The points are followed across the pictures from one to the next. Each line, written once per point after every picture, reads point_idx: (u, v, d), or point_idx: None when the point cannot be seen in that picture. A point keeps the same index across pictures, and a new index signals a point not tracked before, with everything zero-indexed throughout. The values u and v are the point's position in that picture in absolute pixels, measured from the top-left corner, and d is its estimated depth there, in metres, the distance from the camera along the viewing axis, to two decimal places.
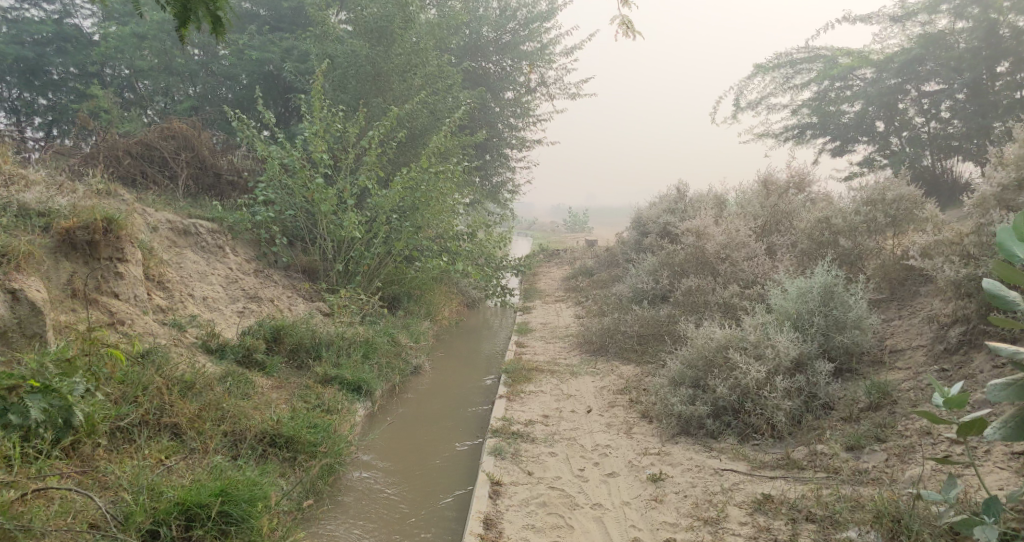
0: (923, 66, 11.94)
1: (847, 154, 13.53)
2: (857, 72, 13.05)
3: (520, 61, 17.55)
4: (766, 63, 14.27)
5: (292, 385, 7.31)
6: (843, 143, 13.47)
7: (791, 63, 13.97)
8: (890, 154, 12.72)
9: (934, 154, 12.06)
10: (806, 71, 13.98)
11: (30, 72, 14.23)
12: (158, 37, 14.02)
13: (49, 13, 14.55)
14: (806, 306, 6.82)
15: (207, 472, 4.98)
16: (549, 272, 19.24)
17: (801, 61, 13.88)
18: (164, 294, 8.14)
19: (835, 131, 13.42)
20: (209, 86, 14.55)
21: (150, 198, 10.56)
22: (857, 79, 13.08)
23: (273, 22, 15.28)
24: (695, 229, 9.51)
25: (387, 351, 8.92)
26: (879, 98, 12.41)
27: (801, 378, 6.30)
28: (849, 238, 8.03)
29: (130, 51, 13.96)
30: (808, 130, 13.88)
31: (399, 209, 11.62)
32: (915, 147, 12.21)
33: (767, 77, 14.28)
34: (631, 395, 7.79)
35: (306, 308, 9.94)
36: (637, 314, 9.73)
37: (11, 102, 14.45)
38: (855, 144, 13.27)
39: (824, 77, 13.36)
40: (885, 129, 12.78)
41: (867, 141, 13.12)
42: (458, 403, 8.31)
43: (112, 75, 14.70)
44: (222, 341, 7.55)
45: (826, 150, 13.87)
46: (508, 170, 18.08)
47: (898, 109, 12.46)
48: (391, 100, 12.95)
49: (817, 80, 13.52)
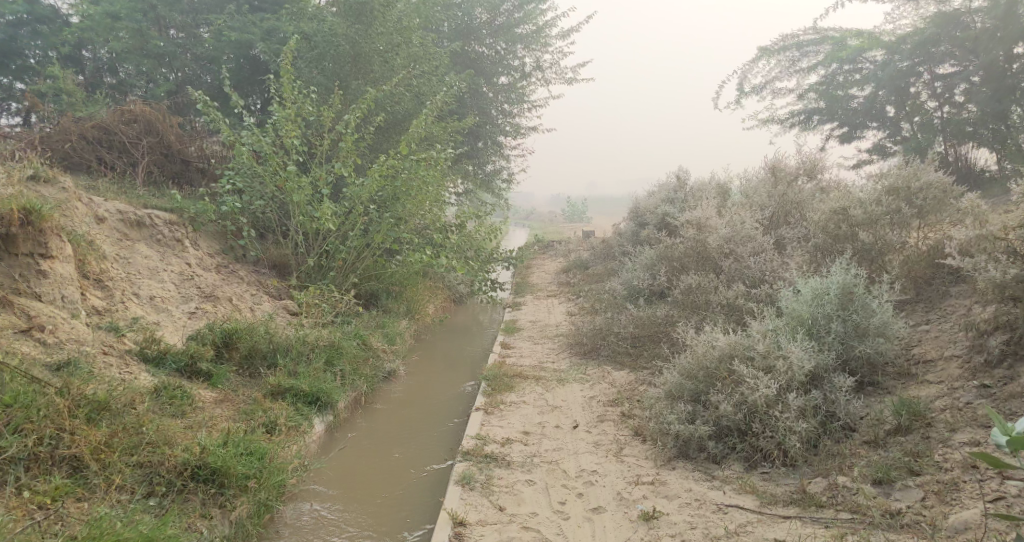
0: (937, 47, 11.00)
1: (856, 141, 12.61)
2: (868, 54, 12.09)
3: (514, 44, 16.52)
4: (772, 45, 13.33)
5: (238, 399, 6.46)
6: (851, 130, 12.55)
7: (798, 45, 13.00)
8: (901, 141, 11.83)
9: (947, 140, 11.18)
10: (814, 54, 13.01)
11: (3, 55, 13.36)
12: (133, 18, 13.18)
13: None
14: (822, 310, 5.96)
15: (89, 527, 4.19)
16: (544, 264, 18.39)
17: (808, 44, 12.92)
18: (103, 293, 7.27)
19: (843, 117, 12.50)
20: (189, 70, 13.63)
21: (104, 188, 9.68)
22: (868, 61, 12.12)
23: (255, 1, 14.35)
24: (696, 221, 8.64)
25: (355, 356, 8.05)
26: (890, 82, 11.51)
27: (817, 396, 5.45)
28: (869, 231, 7.07)
29: (103, 31, 13.14)
30: (815, 116, 12.97)
31: (377, 199, 10.71)
32: (926, 133, 11.36)
33: (772, 61, 13.34)
34: (624, 409, 6.97)
35: (271, 307, 9.08)
36: (631, 313, 8.92)
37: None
38: (863, 130, 12.36)
39: (833, 59, 12.43)
40: (895, 114, 11.87)
41: (877, 127, 12.23)
42: (432, 415, 7.51)
43: (88, 56, 13.84)
44: (163, 348, 6.71)
45: (834, 137, 12.96)
46: (502, 158, 17.21)
47: (909, 93, 11.56)
48: (369, 82, 11.99)
49: (825, 63, 12.59)
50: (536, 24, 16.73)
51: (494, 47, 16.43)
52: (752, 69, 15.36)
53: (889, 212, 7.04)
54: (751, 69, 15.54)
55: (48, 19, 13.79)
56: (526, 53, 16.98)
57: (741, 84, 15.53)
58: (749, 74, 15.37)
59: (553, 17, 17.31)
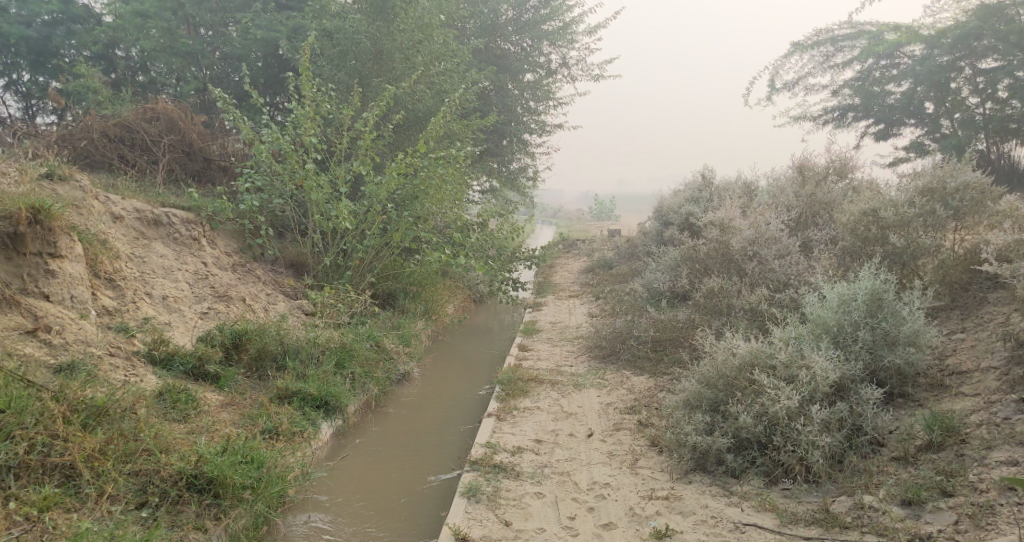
0: (979, 41, 10.57)
1: (892, 139, 12.20)
2: (906, 49, 11.69)
3: (540, 41, 16.25)
4: (805, 41, 12.94)
5: (245, 403, 6.35)
6: (888, 127, 12.14)
7: (832, 40, 12.58)
8: (940, 138, 11.42)
9: (987, 138, 10.75)
10: (849, 49, 12.59)
11: (38, 54, 13.42)
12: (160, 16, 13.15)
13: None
14: (848, 317, 5.66)
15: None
16: (568, 264, 18.17)
17: (843, 38, 12.49)
18: (115, 293, 7.13)
19: (879, 114, 12.08)
20: (214, 68, 13.63)
21: (123, 186, 9.62)
22: (906, 56, 11.72)
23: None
24: (719, 222, 8.37)
25: (367, 359, 7.92)
26: (928, 77, 11.10)
27: (842, 409, 5.16)
28: (901, 234, 6.75)
29: (130, 30, 13.12)
30: (849, 113, 12.56)
31: (395, 198, 10.49)
32: (967, 131, 10.92)
33: (805, 56, 12.96)
34: (641, 417, 6.74)
35: (286, 307, 8.98)
36: (651, 317, 8.66)
37: (21, 88, 13.62)
38: (901, 128, 11.94)
39: (869, 54, 12.01)
40: (934, 111, 11.44)
41: (915, 124, 11.81)
42: (443, 418, 7.38)
43: (119, 55, 13.87)
44: (171, 349, 6.63)
45: (869, 135, 12.55)
46: (528, 156, 17.02)
47: (949, 89, 11.12)
48: (390, 80, 11.82)
49: (860, 58, 12.17)
50: (562, 21, 16.44)
51: (519, 44, 16.18)
52: (784, 65, 14.97)
53: (922, 213, 6.71)
54: (783, 64, 15.17)
55: (82, 19, 13.88)
56: (552, 49, 16.73)
57: (773, 80, 15.16)
58: (781, 70, 14.99)
59: (580, 13, 17.02)
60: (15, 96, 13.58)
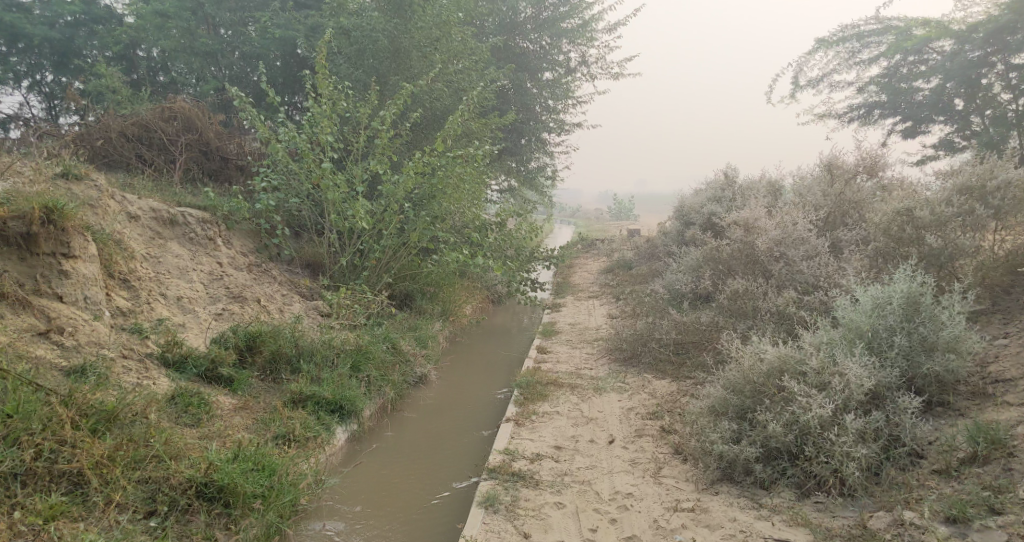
0: (1013, 35, 10.25)
1: (920, 137, 11.86)
2: (935, 44, 11.27)
3: (559, 39, 16.02)
4: (830, 37, 12.62)
5: (257, 407, 6.22)
6: (915, 124, 11.81)
7: (859, 36, 12.24)
8: (970, 136, 11.11)
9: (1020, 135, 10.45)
10: (875, 45, 12.24)
11: (61, 54, 13.47)
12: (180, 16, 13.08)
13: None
14: (884, 322, 5.43)
15: None
16: (587, 264, 17.97)
17: (870, 34, 12.15)
18: (129, 294, 7.02)
19: (907, 111, 11.76)
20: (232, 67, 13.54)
21: (139, 185, 9.54)
22: (935, 52, 11.30)
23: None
24: (743, 222, 8.14)
25: (383, 361, 7.77)
26: (959, 73, 10.80)
27: (878, 418, 4.95)
28: (938, 235, 6.52)
29: (150, 30, 13.09)
30: (876, 110, 12.24)
31: (413, 197, 10.34)
32: (1000, 128, 10.61)
33: (830, 52, 12.66)
34: (665, 424, 6.56)
35: (301, 308, 8.86)
36: (674, 319, 8.44)
37: (44, 88, 13.68)
38: (929, 125, 11.60)
39: (896, 50, 11.65)
40: (964, 107, 11.10)
41: (944, 121, 11.45)
42: (460, 424, 7.25)
43: (140, 55, 13.79)
44: (185, 351, 6.51)
45: (896, 132, 12.21)
46: (547, 155, 16.87)
47: (981, 84, 10.81)
48: (407, 78, 11.66)
49: (887, 54, 11.81)
50: (582, 18, 16.19)
51: (538, 42, 15.95)
52: (808, 61, 14.65)
53: (960, 213, 6.49)
54: (806, 61, 14.87)
55: (103, 20, 13.77)
56: (572, 47, 16.50)
57: (796, 77, 14.86)
58: (805, 67, 14.68)
59: (600, 10, 16.76)
60: (38, 96, 13.61)
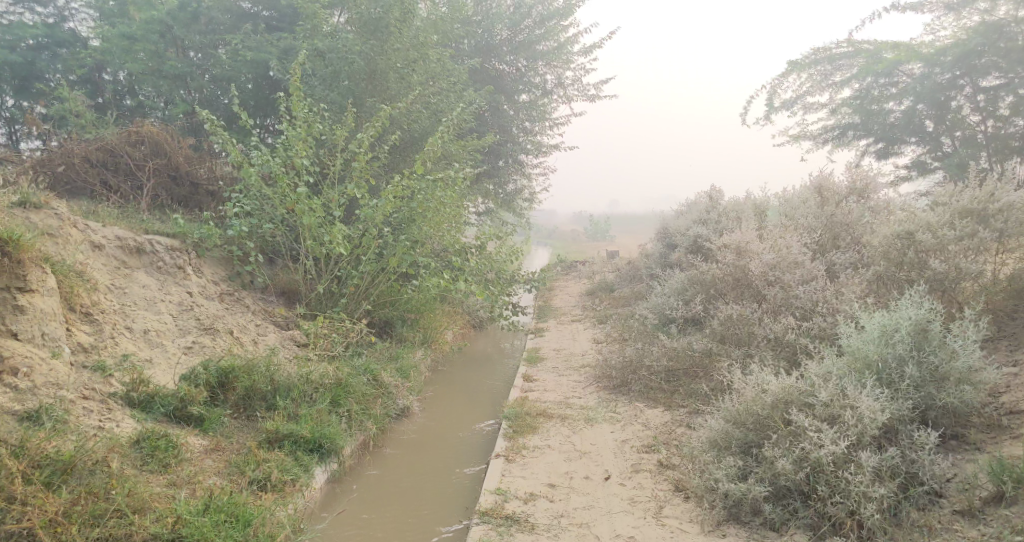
0: (980, 59, 10.24)
1: (893, 158, 11.77)
2: (905, 67, 11.22)
3: (535, 61, 15.86)
4: (802, 59, 12.42)
5: (231, 449, 5.82)
6: (888, 145, 11.68)
7: (831, 59, 12.07)
8: (942, 157, 11.04)
9: (990, 157, 10.43)
10: (847, 67, 12.08)
11: (22, 78, 12.99)
12: (149, 38, 12.63)
13: (43, 16, 13.50)
14: (893, 351, 5.34)
15: None
16: (567, 286, 17.72)
17: (841, 58, 11.96)
18: (92, 328, 6.59)
19: (880, 132, 11.62)
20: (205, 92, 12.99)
21: (104, 213, 9.10)
22: (905, 74, 11.24)
23: (274, 23, 13.52)
24: (734, 245, 7.94)
25: (364, 394, 7.41)
26: (929, 95, 10.70)
27: (895, 455, 4.88)
28: (940, 258, 6.42)
29: (118, 53, 12.65)
30: (849, 131, 12.13)
31: (393, 221, 10.03)
32: (969, 148, 10.58)
33: (803, 75, 12.50)
34: (664, 458, 6.36)
35: (276, 339, 8.46)
36: (664, 344, 8.18)
37: (5, 112, 13.16)
38: (902, 146, 11.49)
39: (867, 72, 11.55)
40: (935, 128, 11.04)
41: (917, 142, 11.38)
42: (448, 461, 6.94)
43: (106, 79, 13.45)
44: (151, 390, 6.12)
45: (869, 153, 12.10)
46: (524, 177, 16.67)
47: (950, 106, 10.77)
48: (385, 100, 11.34)
49: (859, 76, 11.69)
50: (558, 41, 16.04)
51: (514, 64, 15.77)
52: (782, 83, 14.58)
53: (963, 236, 6.42)
54: (780, 83, 14.81)
55: (68, 43, 13.43)
56: (548, 70, 16.35)
57: (771, 98, 14.80)
58: (779, 89, 14.63)
59: (576, 32, 16.67)
60: None
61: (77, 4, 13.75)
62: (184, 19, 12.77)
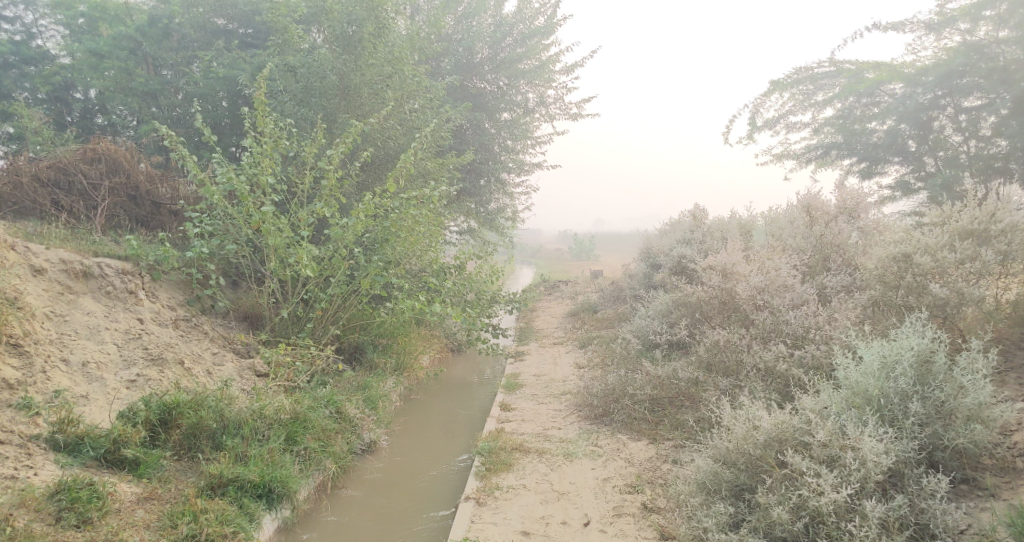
0: (961, 79, 9.89)
1: (877, 178, 11.31)
2: (887, 86, 10.86)
3: (517, 79, 15.39)
4: (784, 79, 12.11)
5: (166, 496, 5.58)
6: (871, 165, 11.20)
7: (813, 78, 11.75)
8: (926, 177, 10.59)
9: (974, 178, 10.08)
10: (829, 86, 11.73)
11: None
12: (116, 55, 12.02)
13: (9, 33, 12.78)
14: (894, 386, 4.91)
15: None
16: (549, 308, 17.24)
17: (823, 77, 11.66)
18: (22, 363, 6.01)
19: (863, 152, 11.14)
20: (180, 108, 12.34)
21: (51, 235, 8.48)
22: (887, 94, 10.88)
23: (250, 40, 12.92)
24: (720, 267, 7.49)
25: (324, 428, 6.85)
26: (913, 114, 10.33)
27: (902, 505, 4.50)
28: (942, 282, 6.00)
29: (86, 71, 12.00)
30: (832, 150, 11.62)
31: (364, 243, 9.45)
32: (952, 169, 10.23)
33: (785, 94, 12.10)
34: (648, 500, 5.91)
35: (235, 367, 7.67)
36: (647, 372, 7.69)
37: None
38: (886, 165, 11.05)
39: (849, 92, 11.18)
40: (917, 149, 10.64)
41: (900, 162, 10.97)
42: (413, 506, 6.46)
43: (77, 98, 12.81)
44: (81, 431, 5.69)
45: (853, 173, 11.58)
46: (506, 196, 16.20)
47: (933, 127, 10.44)
48: (358, 117, 10.81)
49: (841, 96, 11.33)
50: (540, 59, 15.60)
51: (496, 82, 15.33)
52: (765, 103, 14.29)
53: (965, 258, 6.00)
54: (763, 102, 14.56)
55: (36, 61, 12.76)
56: (530, 88, 15.92)
57: (754, 118, 14.50)
58: (761, 107, 14.34)
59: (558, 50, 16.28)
60: None
61: (46, 21, 13.01)
62: (155, 36, 12.13)
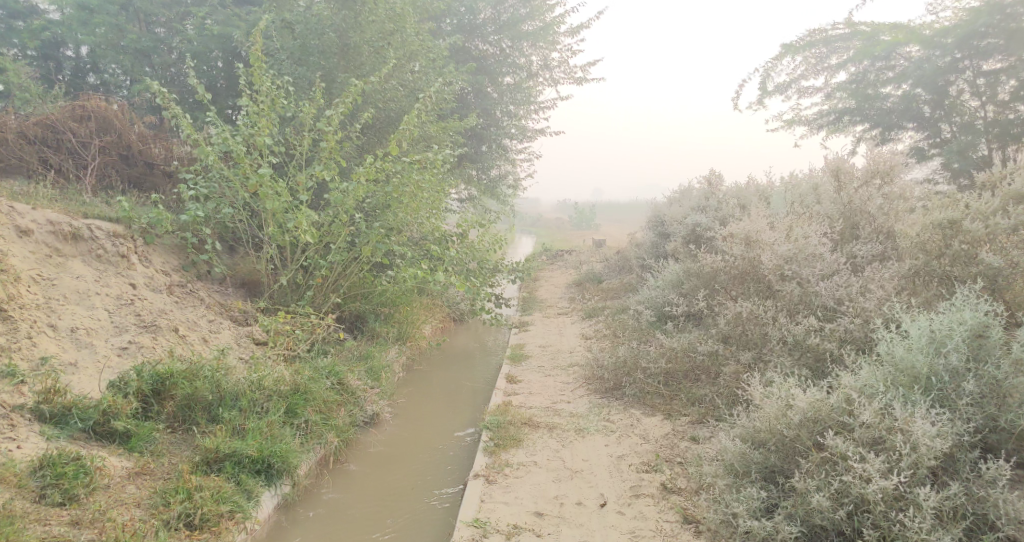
0: (984, 41, 9.45)
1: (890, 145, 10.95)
2: (903, 50, 10.40)
3: (520, 41, 14.81)
4: (797, 41, 11.53)
5: (160, 472, 5.27)
6: (884, 131, 10.80)
7: (826, 41, 11.14)
8: (941, 143, 10.20)
9: (990, 144, 9.55)
10: (843, 49, 11.19)
11: None
12: (105, 9, 11.49)
13: None
14: (945, 363, 4.70)
15: None
16: (551, 277, 16.88)
17: (836, 40, 11.07)
18: (5, 328, 5.63)
19: (876, 118, 10.75)
20: (171, 65, 11.82)
21: (37, 195, 8.03)
22: (903, 58, 10.42)
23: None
24: (743, 235, 7.10)
25: (326, 401, 6.51)
26: (932, 78, 9.83)
27: (958, 492, 4.31)
28: (994, 252, 5.63)
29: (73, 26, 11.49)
30: (844, 117, 11.20)
31: (367, 208, 9.02)
32: (968, 135, 9.69)
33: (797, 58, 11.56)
34: (666, 480, 5.61)
35: (232, 335, 7.32)
36: (662, 344, 7.34)
37: None
38: (899, 133, 10.62)
39: (864, 55, 10.67)
40: (932, 114, 10.20)
41: (914, 128, 10.48)
42: (421, 481, 6.17)
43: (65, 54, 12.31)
44: (68, 401, 5.34)
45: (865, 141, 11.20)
46: (508, 162, 15.72)
47: (950, 92, 9.95)
48: (358, 76, 10.31)
49: (854, 59, 10.83)
50: (544, 20, 15.01)
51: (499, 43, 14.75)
52: (776, 66, 13.78)
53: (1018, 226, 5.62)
54: (775, 66, 14.05)
55: (22, 15, 12.28)
56: (533, 50, 15.34)
57: (765, 82, 14.01)
58: (773, 72, 13.83)
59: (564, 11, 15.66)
60: None
61: None
62: None
